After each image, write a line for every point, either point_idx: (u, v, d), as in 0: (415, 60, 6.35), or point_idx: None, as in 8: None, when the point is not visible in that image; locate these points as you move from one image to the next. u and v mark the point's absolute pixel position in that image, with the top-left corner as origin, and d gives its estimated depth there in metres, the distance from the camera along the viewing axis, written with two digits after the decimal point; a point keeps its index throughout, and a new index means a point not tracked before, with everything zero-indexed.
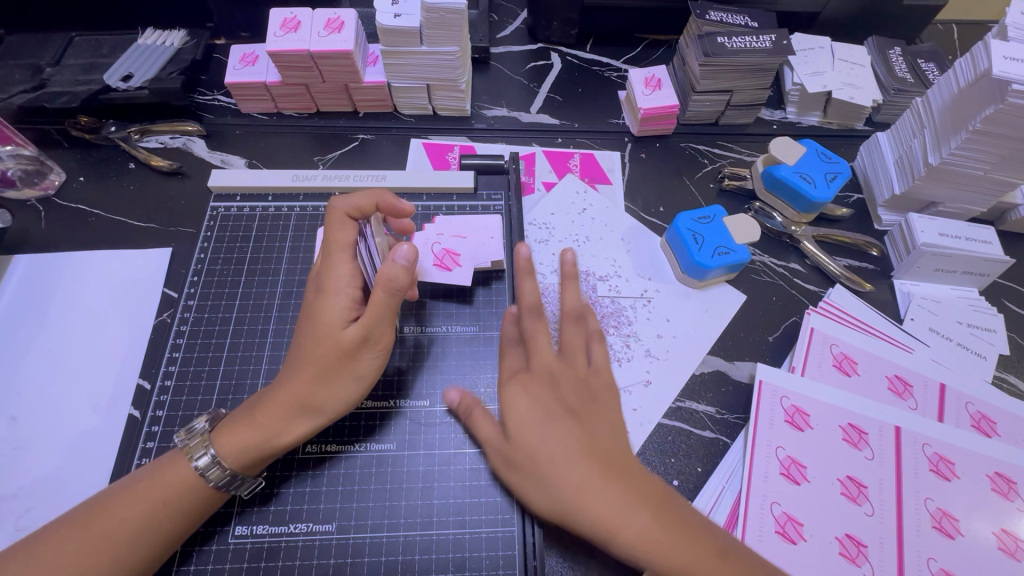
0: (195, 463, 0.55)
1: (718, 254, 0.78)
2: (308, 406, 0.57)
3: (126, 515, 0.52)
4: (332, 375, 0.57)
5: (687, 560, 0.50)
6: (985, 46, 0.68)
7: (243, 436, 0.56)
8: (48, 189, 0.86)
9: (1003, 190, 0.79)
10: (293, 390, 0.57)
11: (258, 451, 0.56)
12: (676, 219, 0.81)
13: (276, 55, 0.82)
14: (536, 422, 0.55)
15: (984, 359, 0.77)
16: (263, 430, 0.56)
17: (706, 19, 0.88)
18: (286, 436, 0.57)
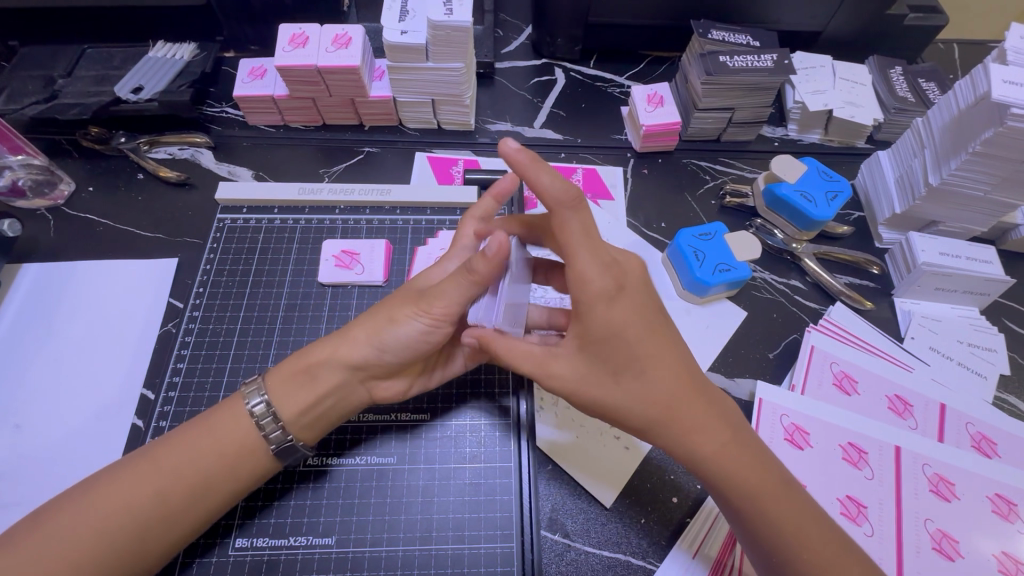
0: (252, 406, 0.57)
1: (718, 271, 0.78)
2: (344, 334, 0.60)
3: (170, 466, 0.53)
4: (381, 311, 0.60)
5: (748, 479, 0.55)
6: (985, 70, 0.68)
7: (284, 370, 0.59)
8: (57, 199, 0.87)
9: (1003, 210, 0.80)
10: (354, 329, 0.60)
11: (294, 363, 0.59)
12: (677, 235, 0.82)
13: (284, 70, 0.83)
14: (637, 328, 0.55)
15: (984, 379, 0.77)
16: (307, 358, 0.59)
17: (708, 38, 0.89)
18: (317, 355, 0.59)
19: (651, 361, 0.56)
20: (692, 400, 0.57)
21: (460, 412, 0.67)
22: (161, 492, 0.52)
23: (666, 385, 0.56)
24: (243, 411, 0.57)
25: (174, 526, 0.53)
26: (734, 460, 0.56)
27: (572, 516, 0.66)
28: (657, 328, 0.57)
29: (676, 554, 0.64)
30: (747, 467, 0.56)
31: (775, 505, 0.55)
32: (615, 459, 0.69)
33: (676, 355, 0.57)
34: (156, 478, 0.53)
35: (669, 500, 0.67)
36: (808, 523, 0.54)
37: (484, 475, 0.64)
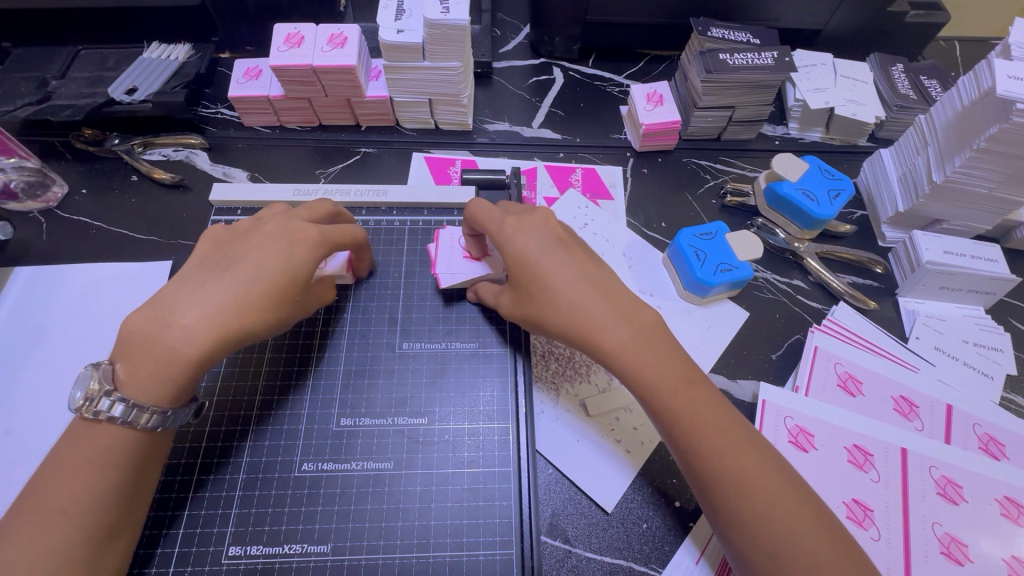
0: (110, 414, 0.51)
1: (720, 271, 0.77)
2: (217, 315, 0.54)
3: (71, 489, 0.49)
4: (238, 284, 0.56)
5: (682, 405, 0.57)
6: (988, 64, 0.67)
7: (146, 363, 0.52)
8: (50, 201, 0.86)
9: (1008, 208, 0.78)
10: (213, 306, 0.54)
11: (161, 361, 0.52)
12: (680, 234, 0.80)
13: (279, 70, 0.83)
14: (567, 270, 0.62)
15: (991, 379, 0.76)
16: (163, 351, 0.52)
17: (708, 35, 0.88)
18: (182, 345, 0.52)
19: (561, 286, 0.61)
20: (608, 316, 0.60)
21: (457, 415, 0.66)
22: (73, 518, 0.48)
23: (581, 303, 0.60)
24: (107, 426, 0.51)
25: (103, 543, 0.50)
26: (673, 382, 0.58)
27: (573, 521, 0.65)
28: (587, 269, 0.63)
29: (682, 555, 0.63)
30: (690, 398, 0.57)
31: (719, 432, 0.56)
32: (616, 463, 0.68)
33: (602, 288, 0.62)
34: (53, 510, 0.48)
35: (671, 504, 0.66)
36: (741, 448, 0.55)
37: (483, 480, 0.63)
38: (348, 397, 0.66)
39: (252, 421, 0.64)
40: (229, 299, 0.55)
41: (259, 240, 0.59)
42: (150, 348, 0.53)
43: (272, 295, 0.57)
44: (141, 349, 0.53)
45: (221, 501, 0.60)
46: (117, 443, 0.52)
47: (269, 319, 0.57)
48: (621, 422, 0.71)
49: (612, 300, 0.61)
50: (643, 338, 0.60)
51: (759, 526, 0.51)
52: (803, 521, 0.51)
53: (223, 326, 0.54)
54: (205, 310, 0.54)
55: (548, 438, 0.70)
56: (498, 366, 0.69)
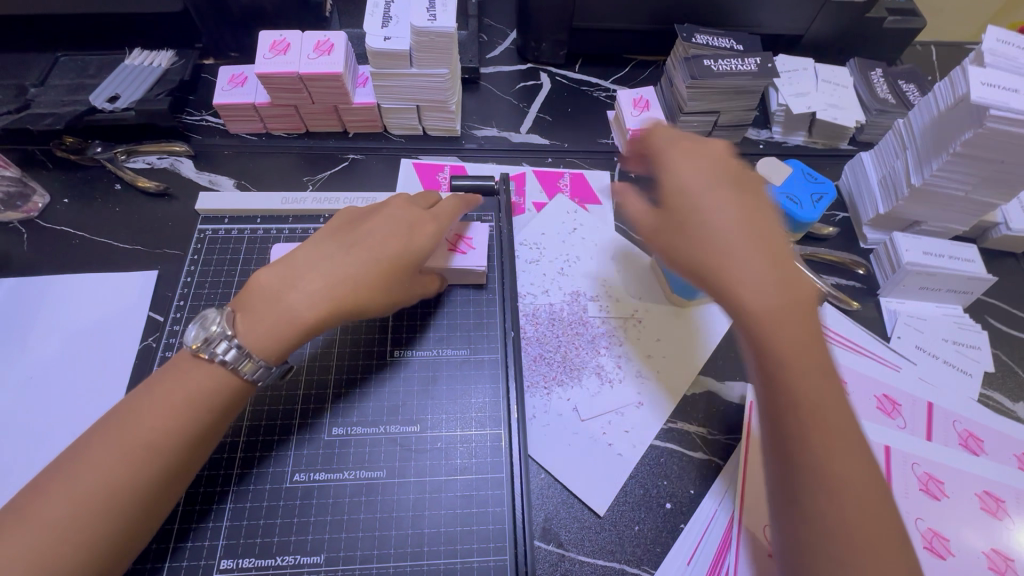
0: (223, 356, 0.53)
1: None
2: (336, 283, 0.58)
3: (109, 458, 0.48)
4: (359, 257, 0.60)
5: (790, 349, 0.51)
6: (963, 71, 0.69)
7: (264, 316, 0.55)
8: (31, 211, 0.85)
9: (984, 210, 0.81)
10: (329, 275, 0.58)
11: (279, 323, 0.55)
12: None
13: (265, 77, 0.82)
14: (711, 212, 0.56)
15: (969, 376, 0.78)
16: (282, 310, 0.56)
17: (692, 42, 0.89)
18: (301, 308, 0.56)
19: (721, 227, 0.55)
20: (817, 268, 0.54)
21: (449, 422, 0.66)
22: (134, 471, 0.49)
23: (731, 242, 0.55)
24: (212, 368, 0.54)
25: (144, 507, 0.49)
26: (784, 326, 0.51)
27: (566, 525, 0.65)
28: (738, 209, 0.57)
29: (673, 557, 0.63)
30: (798, 350, 0.51)
31: (823, 392, 0.50)
32: (608, 466, 0.69)
33: (756, 227, 0.56)
34: (124, 452, 0.49)
35: (662, 506, 0.67)
36: (838, 422, 0.49)
37: (476, 486, 0.63)
38: (339, 405, 0.66)
39: (243, 434, 0.63)
40: (350, 271, 0.58)
41: (383, 219, 0.64)
42: (270, 305, 0.56)
43: (382, 271, 0.60)
44: (263, 304, 0.56)
45: (211, 514, 0.59)
46: (193, 404, 0.52)
47: (373, 294, 0.59)
48: (613, 426, 0.71)
49: (756, 242, 0.55)
50: (787, 291, 0.53)
51: (812, 501, 0.48)
52: (865, 514, 0.47)
53: (337, 297, 0.57)
54: (326, 279, 0.58)
55: (540, 442, 0.70)
56: (489, 373, 0.70)
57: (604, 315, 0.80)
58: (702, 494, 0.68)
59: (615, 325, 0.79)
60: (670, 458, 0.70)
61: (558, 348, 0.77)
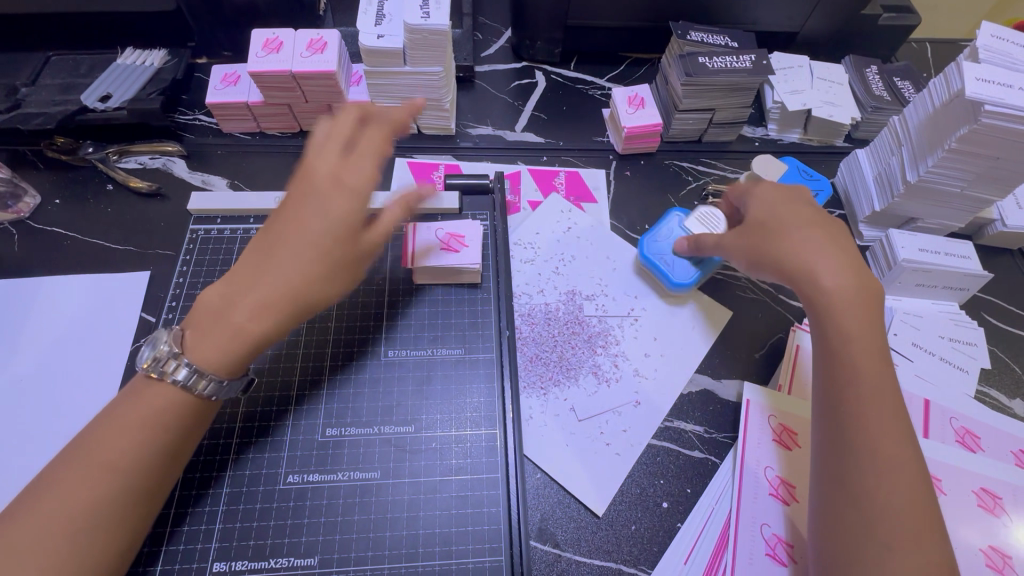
0: (173, 377, 0.52)
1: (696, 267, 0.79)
2: (282, 288, 0.55)
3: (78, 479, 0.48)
4: (292, 246, 0.56)
5: (846, 338, 0.59)
6: (958, 68, 0.69)
7: (213, 334, 0.54)
8: (21, 212, 0.84)
9: (979, 206, 0.81)
10: (270, 279, 0.55)
11: (231, 339, 0.54)
12: (642, 251, 0.82)
13: (258, 76, 0.82)
14: (810, 229, 0.64)
15: (967, 373, 0.78)
16: (230, 326, 0.54)
17: (687, 39, 0.89)
18: (250, 320, 0.54)
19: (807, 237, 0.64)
20: (854, 267, 0.61)
21: (445, 422, 0.66)
22: (106, 484, 0.49)
23: (805, 248, 0.63)
24: (168, 388, 0.52)
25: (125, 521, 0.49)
26: (844, 318, 0.59)
27: (562, 525, 0.65)
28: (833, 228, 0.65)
29: (670, 557, 0.63)
30: (857, 341, 0.59)
31: (873, 378, 0.57)
32: (605, 466, 0.68)
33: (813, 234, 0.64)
34: (92, 471, 0.49)
35: (659, 505, 0.66)
36: (884, 403, 0.56)
37: (471, 487, 0.62)
38: (334, 406, 0.65)
39: (235, 435, 0.63)
40: (293, 269, 0.55)
41: (309, 198, 0.58)
42: (218, 321, 0.54)
43: (330, 262, 0.56)
44: (211, 323, 0.54)
45: (204, 516, 0.59)
46: (154, 418, 0.52)
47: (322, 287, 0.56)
48: (610, 425, 0.71)
49: (836, 248, 0.63)
50: (853, 289, 0.60)
51: (847, 468, 0.54)
52: (906, 487, 0.52)
53: (281, 300, 0.55)
54: (272, 282, 0.55)
55: (537, 442, 0.70)
56: (485, 373, 0.69)
57: (600, 314, 0.80)
58: (698, 493, 0.68)
59: (612, 324, 0.79)
60: (667, 457, 0.70)
61: (555, 347, 0.76)
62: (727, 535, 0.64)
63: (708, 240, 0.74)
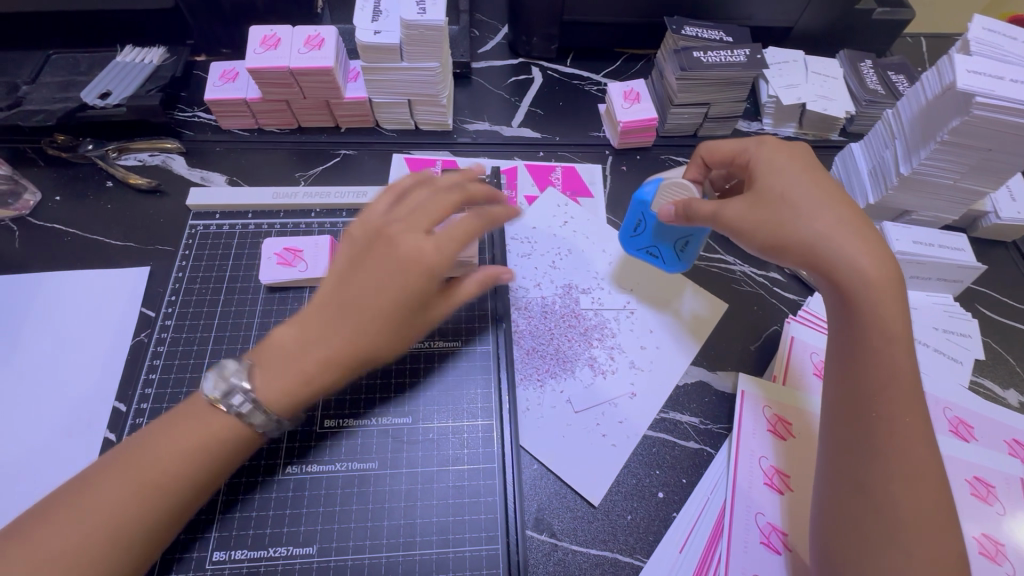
0: (233, 407, 0.51)
1: (685, 248, 0.77)
2: (354, 342, 0.51)
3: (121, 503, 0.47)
4: (368, 304, 0.51)
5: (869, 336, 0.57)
6: (950, 60, 0.70)
7: (280, 374, 0.51)
8: (22, 209, 0.85)
9: (973, 198, 0.81)
10: (341, 330, 0.51)
11: (299, 387, 0.51)
12: (624, 246, 0.82)
13: (256, 72, 0.82)
14: (831, 210, 0.60)
15: (961, 364, 0.79)
16: (301, 371, 0.51)
17: (681, 34, 0.90)
18: (323, 373, 0.51)
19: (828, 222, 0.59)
20: (875, 252, 0.58)
21: (442, 414, 0.66)
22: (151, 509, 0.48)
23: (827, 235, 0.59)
24: (224, 417, 0.51)
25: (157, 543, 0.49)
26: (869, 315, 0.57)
27: (559, 515, 0.65)
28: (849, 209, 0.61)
29: (666, 546, 0.64)
30: (880, 338, 0.56)
31: (895, 378, 0.56)
32: (601, 457, 0.69)
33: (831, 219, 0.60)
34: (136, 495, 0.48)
35: (655, 495, 0.67)
36: (907, 405, 0.55)
37: (468, 477, 0.63)
38: (332, 398, 0.66)
39: None
40: (365, 314, 0.51)
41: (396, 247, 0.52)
42: (289, 359, 0.52)
43: (400, 311, 0.52)
44: (282, 361, 0.52)
45: (203, 506, 0.59)
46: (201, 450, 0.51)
47: (395, 336, 0.52)
48: (606, 417, 0.72)
49: (853, 233, 0.59)
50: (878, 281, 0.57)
51: (867, 473, 0.54)
52: (925, 488, 0.53)
53: (349, 354, 0.51)
54: (347, 333, 0.51)
55: (533, 433, 0.70)
56: (481, 365, 0.70)
57: (596, 307, 0.80)
58: (694, 482, 0.68)
59: (607, 317, 0.79)
60: (662, 448, 0.70)
61: (551, 340, 0.77)
62: (722, 524, 0.65)
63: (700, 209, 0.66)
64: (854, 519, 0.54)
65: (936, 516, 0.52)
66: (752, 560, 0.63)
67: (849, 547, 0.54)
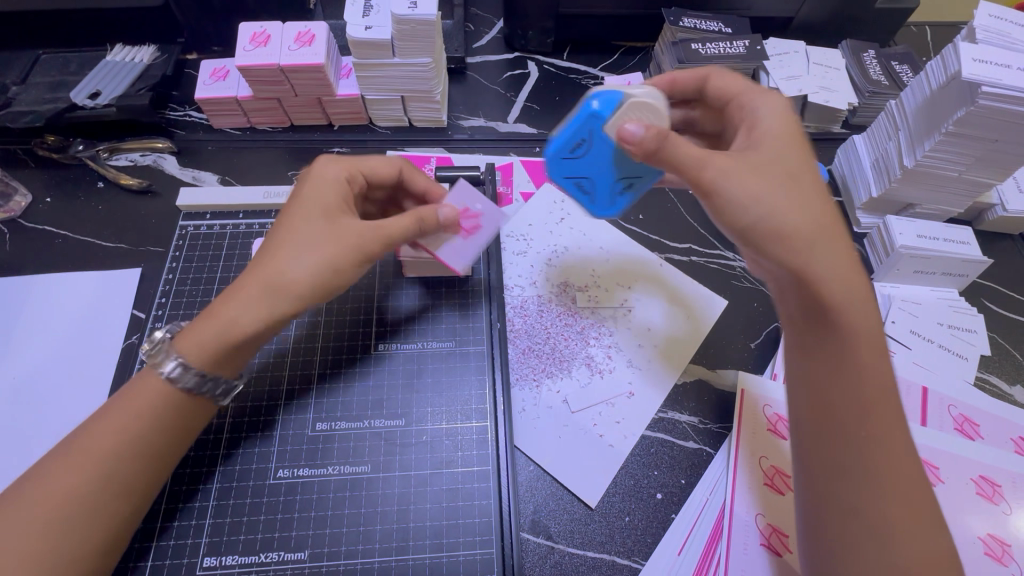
0: (165, 371, 0.54)
1: (624, 194, 0.64)
2: (273, 286, 0.54)
3: (63, 476, 0.49)
4: (285, 244, 0.56)
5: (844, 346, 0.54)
6: (954, 48, 0.68)
7: (206, 326, 0.54)
8: (12, 211, 0.84)
9: (980, 190, 0.79)
10: (271, 264, 0.55)
11: (218, 340, 0.54)
12: (549, 169, 0.63)
13: (246, 70, 0.81)
14: (811, 202, 0.55)
15: (966, 361, 0.77)
16: (226, 316, 0.54)
17: (680, 26, 0.87)
18: (243, 321, 0.54)
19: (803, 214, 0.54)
20: (841, 244, 0.55)
21: (436, 415, 0.65)
22: (91, 483, 0.50)
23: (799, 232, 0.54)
24: (161, 381, 0.54)
25: (104, 522, 0.50)
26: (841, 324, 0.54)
27: (555, 518, 0.64)
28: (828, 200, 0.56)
29: (664, 549, 0.63)
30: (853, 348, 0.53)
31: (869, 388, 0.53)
32: (599, 459, 0.67)
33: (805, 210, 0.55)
34: (77, 467, 0.50)
35: (654, 496, 0.66)
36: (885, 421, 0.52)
37: (461, 480, 0.62)
38: (324, 400, 0.65)
39: (225, 431, 0.62)
40: (295, 243, 0.55)
41: (319, 191, 0.60)
42: (218, 309, 0.55)
43: (319, 240, 0.56)
44: (210, 314, 0.55)
45: (194, 511, 0.59)
46: (141, 419, 0.53)
47: (324, 267, 0.55)
48: (604, 416, 0.70)
49: (826, 224, 0.55)
50: (849, 280, 0.54)
51: (856, 496, 0.51)
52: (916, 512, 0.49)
53: (272, 289, 0.54)
54: (270, 268, 0.55)
55: (530, 435, 0.69)
56: (476, 366, 0.69)
57: (593, 306, 0.79)
58: (693, 483, 0.67)
59: (604, 315, 0.78)
60: (661, 449, 0.69)
61: (547, 339, 0.76)
62: (722, 527, 0.64)
63: (671, 142, 0.55)
64: (825, 522, 0.52)
65: (930, 538, 0.49)
66: (753, 563, 0.62)
67: (821, 551, 0.52)
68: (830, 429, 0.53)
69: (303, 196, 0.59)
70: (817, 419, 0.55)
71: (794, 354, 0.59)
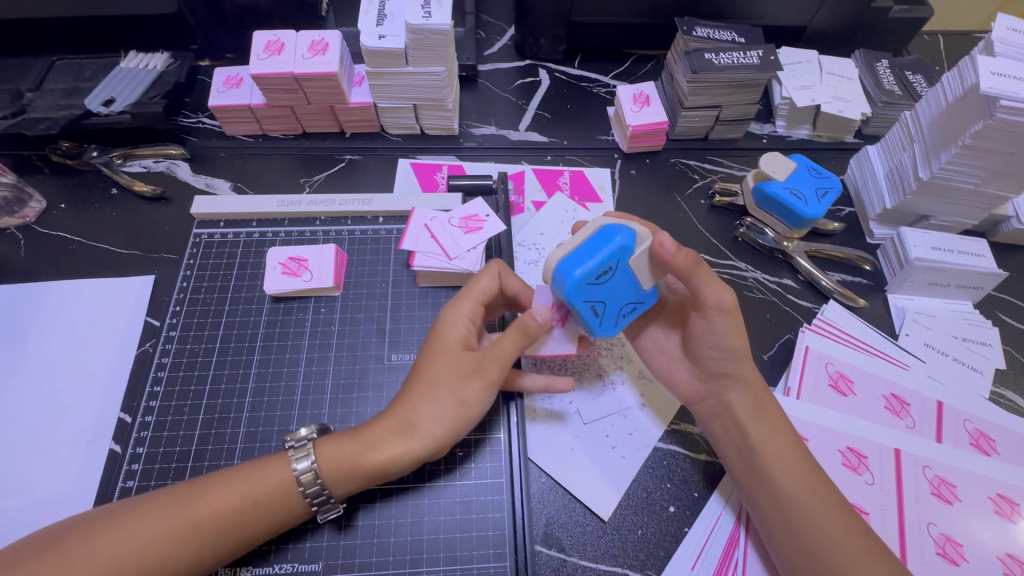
0: (295, 466, 0.54)
1: (625, 317, 0.63)
2: (407, 424, 0.56)
3: (152, 528, 0.50)
4: (429, 387, 0.58)
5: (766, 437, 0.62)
6: (973, 62, 0.68)
7: (347, 454, 0.55)
8: (27, 217, 0.84)
9: (994, 203, 0.79)
10: (416, 404, 0.57)
11: (355, 471, 0.55)
12: (569, 293, 0.58)
13: (260, 78, 0.81)
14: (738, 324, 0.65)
15: (981, 375, 0.76)
16: (363, 460, 0.55)
17: (693, 35, 0.88)
18: (377, 453, 0.55)
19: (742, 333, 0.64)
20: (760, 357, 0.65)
21: None
22: (186, 551, 0.50)
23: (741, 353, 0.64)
24: (287, 474, 0.54)
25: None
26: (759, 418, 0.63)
27: (568, 530, 0.64)
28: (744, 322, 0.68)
29: (677, 562, 0.62)
30: (772, 436, 0.62)
31: (793, 465, 0.60)
32: (612, 472, 0.67)
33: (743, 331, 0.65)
34: (173, 526, 0.51)
35: (666, 510, 0.66)
36: (820, 490, 0.59)
37: (475, 493, 0.62)
38: (337, 411, 0.67)
39: None
40: (433, 388, 0.57)
41: (444, 323, 0.61)
42: (355, 447, 0.56)
43: (453, 379, 0.58)
44: (347, 442, 0.56)
45: None
46: (250, 501, 0.53)
47: (463, 408, 0.58)
48: (616, 429, 0.70)
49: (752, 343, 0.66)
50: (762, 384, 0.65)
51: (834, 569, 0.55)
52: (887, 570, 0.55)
53: (414, 430, 0.56)
54: (418, 409, 0.57)
55: (542, 446, 0.69)
56: None
57: None
58: (706, 496, 0.67)
59: None
60: (674, 461, 0.69)
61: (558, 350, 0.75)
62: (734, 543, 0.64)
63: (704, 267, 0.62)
64: None
65: None
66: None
67: None
68: (785, 511, 0.59)
69: (435, 351, 0.60)
70: (777, 503, 0.59)
71: (732, 455, 0.64)
